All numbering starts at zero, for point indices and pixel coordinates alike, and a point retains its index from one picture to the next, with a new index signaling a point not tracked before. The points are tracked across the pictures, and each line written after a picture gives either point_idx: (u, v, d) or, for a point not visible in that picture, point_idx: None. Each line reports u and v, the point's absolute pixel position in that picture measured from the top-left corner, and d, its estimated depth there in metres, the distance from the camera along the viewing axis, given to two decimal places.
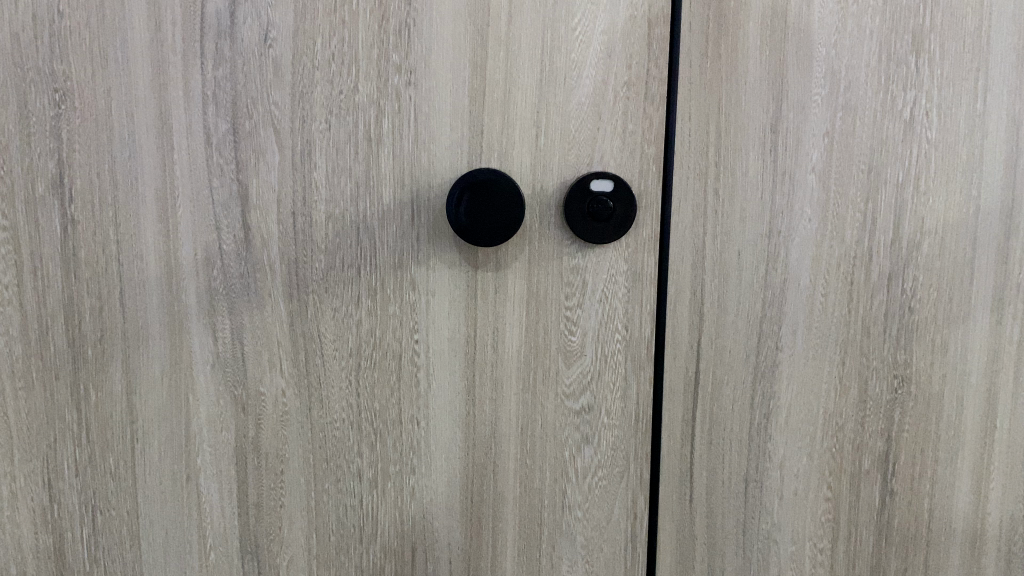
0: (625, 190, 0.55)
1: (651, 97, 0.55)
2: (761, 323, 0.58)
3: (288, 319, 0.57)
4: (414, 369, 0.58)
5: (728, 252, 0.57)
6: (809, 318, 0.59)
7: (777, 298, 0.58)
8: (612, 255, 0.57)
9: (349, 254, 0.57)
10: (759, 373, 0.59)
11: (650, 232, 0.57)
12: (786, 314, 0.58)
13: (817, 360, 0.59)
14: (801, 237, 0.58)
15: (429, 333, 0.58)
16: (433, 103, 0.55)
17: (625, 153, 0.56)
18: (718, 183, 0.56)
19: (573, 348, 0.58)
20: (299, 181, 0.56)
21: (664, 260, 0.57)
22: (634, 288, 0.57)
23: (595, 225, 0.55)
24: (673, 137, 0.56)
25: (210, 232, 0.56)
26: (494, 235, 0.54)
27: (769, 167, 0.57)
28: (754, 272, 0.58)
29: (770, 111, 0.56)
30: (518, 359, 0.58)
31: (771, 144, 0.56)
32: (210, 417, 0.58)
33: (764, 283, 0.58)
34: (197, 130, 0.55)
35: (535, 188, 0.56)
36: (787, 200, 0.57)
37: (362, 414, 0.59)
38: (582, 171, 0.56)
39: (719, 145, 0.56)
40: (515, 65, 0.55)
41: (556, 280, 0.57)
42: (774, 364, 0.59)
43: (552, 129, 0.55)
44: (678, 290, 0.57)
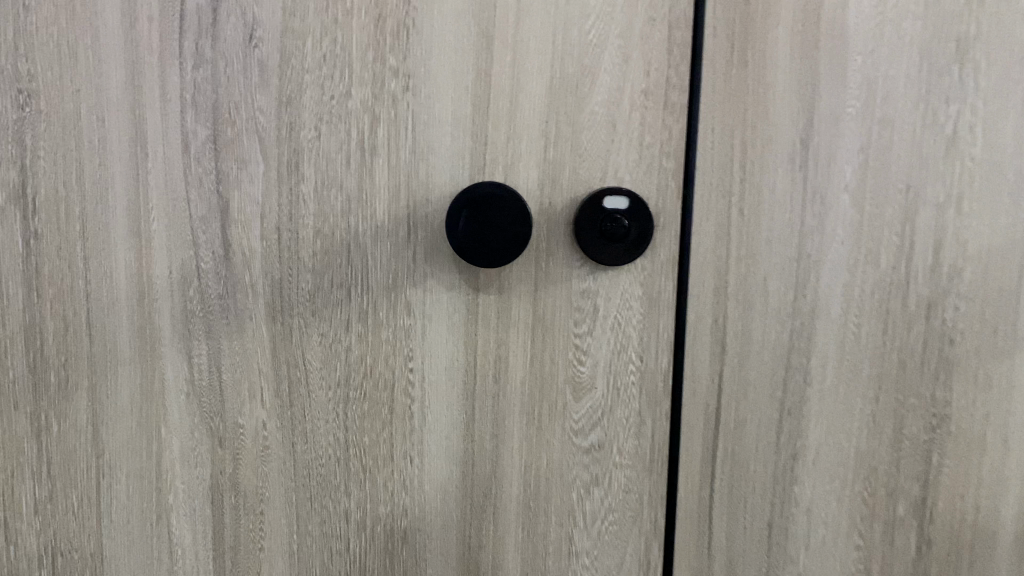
0: (642, 208, 0.51)
1: (672, 107, 0.51)
2: (788, 355, 0.53)
3: (270, 345, 0.52)
4: (407, 402, 0.53)
5: (752, 278, 0.52)
6: (841, 350, 0.54)
7: (806, 328, 0.53)
8: (627, 278, 0.52)
9: (339, 274, 0.52)
10: (786, 408, 0.54)
11: (668, 255, 0.52)
12: (816, 345, 0.54)
13: (849, 395, 0.54)
14: (833, 262, 0.53)
15: (425, 362, 0.53)
16: (433, 110, 0.50)
17: (641, 167, 0.51)
18: (743, 202, 0.52)
19: (582, 380, 0.53)
20: (285, 193, 0.51)
21: (683, 285, 0.52)
22: (649, 315, 0.52)
23: (608, 246, 0.51)
24: (695, 150, 0.51)
25: (187, 249, 0.51)
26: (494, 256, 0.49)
27: (799, 186, 0.52)
28: (781, 299, 0.53)
29: (800, 125, 0.51)
30: (522, 392, 0.53)
31: (800, 160, 0.52)
32: (184, 451, 0.53)
33: (792, 311, 0.53)
34: (174, 137, 0.50)
35: (543, 204, 0.51)
36: (818, 222, 0.52)
37: (350, 450, 0.53)
38: (595, 185, 0.51)
39: (745, 161, 0.51)
40: (523, 70, 0.50)
41: (564, 306, 0.52)
42: (801, 398, 0.54)
43: (563, 141, 0.51)
44: (698, 317, 0.53)
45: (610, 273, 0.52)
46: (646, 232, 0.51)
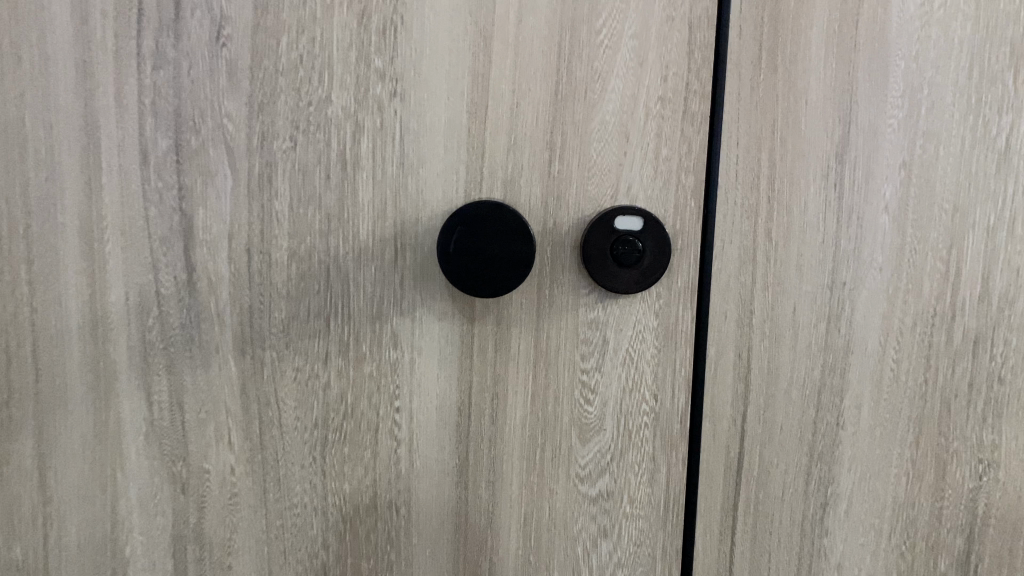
0: (657, 227, 0.45)
1: (692, 116, 0.45)
2: (818, 393, 0.48)
3: (239, 381, 0.47)
4: (393, 445, 0.47)
5: (780, 308, 0.47)
6: (878, 388, 0.48)
7: (840, 363, 0.48)
8: (640, 307, 0.46)
9: (316, 302, 0.46)
10: (817, 452, 0.48)
11: (686, 281, 0.46)
12: (850, 382, 0.48)
13: (886, 438, 0.49)
14: (870, 291, 0.47)
15: (413, 400, 0.47)
16: (424, 118, 0.45)
17: (657, 183, 0.45)
18: (771, 224, 0.46)
19: (589, 421, 0.47)
20: (256, 211, 0.45)
21: (703, 315, 0.47)
22: (665, 348, 0.47)
23: (620, 273, 0.45)
24: (718, 164, 0.45)
25: (146, 272, 0.46)
26: (484, 286, 0.44)
27: (834, 206, 0.46)
28: (812, 332, 0.47)
29: (835, 138, 0.46)
30: (522, 434, 0.47)
31: (835, 177, 0.46)
32: (142, 498, 0.47)
33: (824, 345, 0.48)
34: (131, 147, 0.45)
35: (547, 224, 0.46)
36: (854, 246, 0.47)
37: (329, 498, 0.48)
38: (605, 204, 0.46)
39: (773, 177, 0.46)
40: (526, 74, 0.44)
41: (570, 338, 0.47)
42: (833, 441, 0.48)
43: (570, 154, 0.45)
44: (718, 351, 0.47)
45: (622, 302, 0.46)
46: (664, 257, 0.45)
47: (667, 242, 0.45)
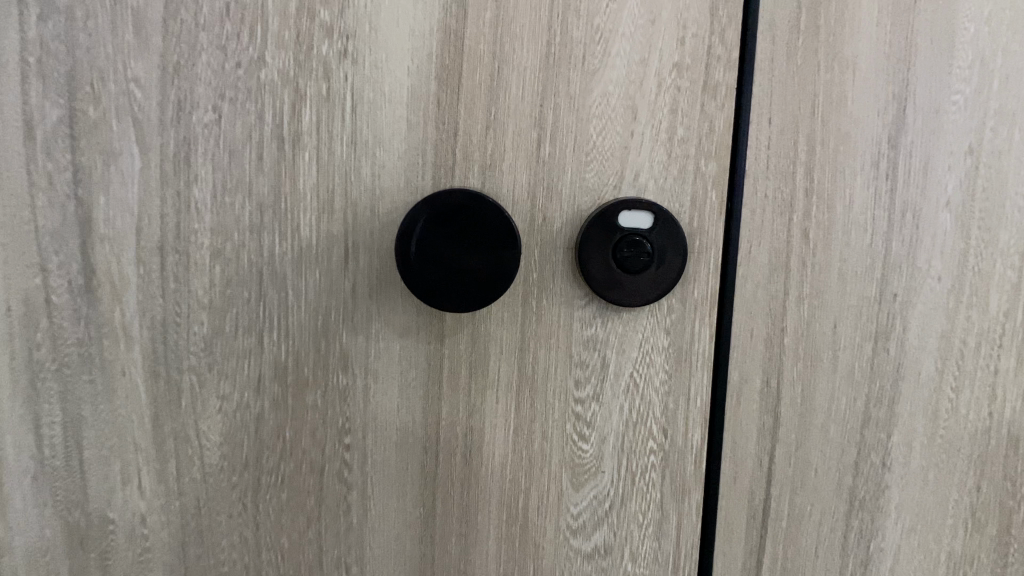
0: (670, 226, 0.36)
1: (715, 88, 0.36)
2: (862, 428, 0.40)
3: (152, 411, 0.38)
4: (342, 490, 0.38)
5: (817, 325, 0.39)
6: (932, 421, 0.40)
7: (888, 392, 0.40)
8: (647, 323, 0.38)
9: (247, 314, 0.37)
10: (858, 498, 0.40)
11: (704, 291, 0.38)
12: (900, 415, 0.40)
13: (940, 481, 0.41)
14: (926, 304, 0.39)
15: (367, 436, 0.38)
16: (382, 86, 0.36)
17: (671, 170, 0.37)
18: (808, 221, 0.38)
19: (584, 462, 0.39)
20: (171, 200, 0.36)
21: (724, 333, 0.38)
22: (678, 373, 0.38)
23: (624, 282, 0.36)
24: (745, 148, 0.37)
25: (32, 275, 0.36)
26: (441, 298, 0.35)
27: (884, 201, 0.38)
28: (856, 354, 0.39)
29: (888, 117, 0.37)
30: (502, 477, 0.39)
31: (886, 165, 0.38)
32: (31, 554, 0.38)
33: (869, 370, 0.39)
34: (13, 118, 0.36)
35: (535, 220, 0.37)
36: (908, 250, 0.38)
37: (263, 555, 0.39)
38: (606, 195, 0.37)
39: (812, 164, 0.37)
40: (509, 33, 0.36)
41: (561, 360, 0.38)
42: (878, 485, 0.40)
43: (565, 133, 0.36)
44: (742, 377, 0.38)
45: (625, 317, 0.38)
46: (678, 260, 0.36)
47: (682, 242, 0.37)
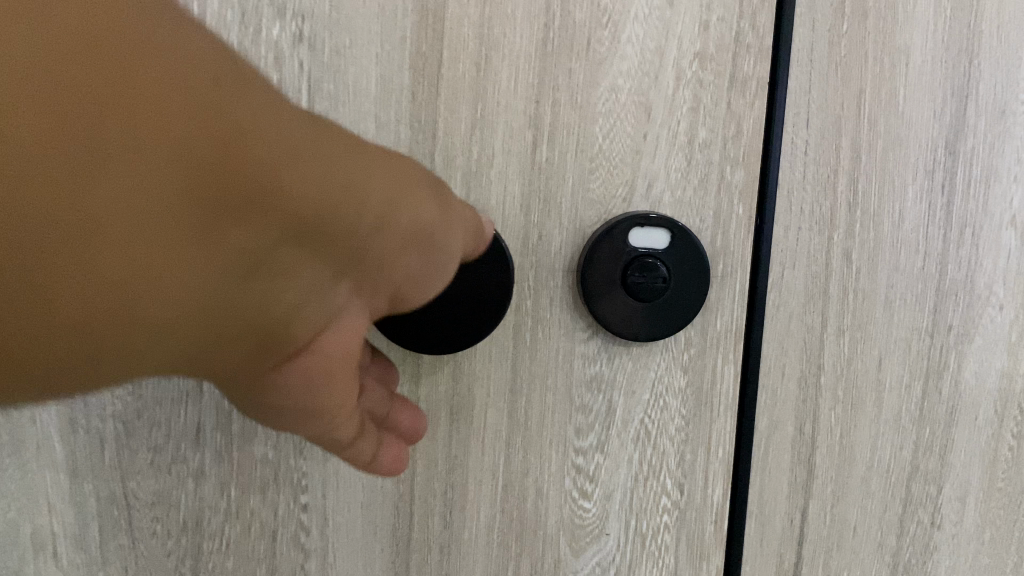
0: (691, 244, 0.30)
1: (743, 82, 0.30)
2: (908, 481, 0.34)
3: (69, 466, 0.31)
4: (300, 556, 0.32)
5: (860, 362, 0.33)
6: (990, 472, 0.34)
7: (941, 439, 0.34)
8: (660, 360, 0.32)
9: None
10: (902, 562, 0.35)
11: (727, 323, 0.32)
12: (953, 465, 0.34)
13: (996, 539, 0.35)
14: (987, 337, 0.33)
15: (328, 493, 0.32)
16: (345, 76, 0.30)
17: (690, 180, 0.31)
18: (851, 240, 0.32)
19: (585, 523, 0.33)
20: None
21: (750, 371, 0.32)
22: (696, 419, 0.32)
23: (635, 311, 0.31)
24: (779, 153, 0.31)
25: None
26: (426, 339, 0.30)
27: (940, 216, 0.32)
28: (903, 395, 0.33)
29: (944, 118, 0.32)
30: (488, 540, 0.33)
31: (942, 174, 0.32)
32: None
33: (919, 414, 0.33)
34: None
35: (529, 239, 0.31)
36: (966, 273, 0.33)
37: None
38: (613, 209, 0.31)
39: (857, 173, 0.32)
40: (499, 14, 0.30)
41: (559, 405, 0.32)
42: (926, 546, 0.35)
43: (565, 135, 0.30)
44: (771, 424, 0.33)
45: (634, 352, 0.32)
46: (699, 287, 0.31)
47: (705, 264, 0.31)
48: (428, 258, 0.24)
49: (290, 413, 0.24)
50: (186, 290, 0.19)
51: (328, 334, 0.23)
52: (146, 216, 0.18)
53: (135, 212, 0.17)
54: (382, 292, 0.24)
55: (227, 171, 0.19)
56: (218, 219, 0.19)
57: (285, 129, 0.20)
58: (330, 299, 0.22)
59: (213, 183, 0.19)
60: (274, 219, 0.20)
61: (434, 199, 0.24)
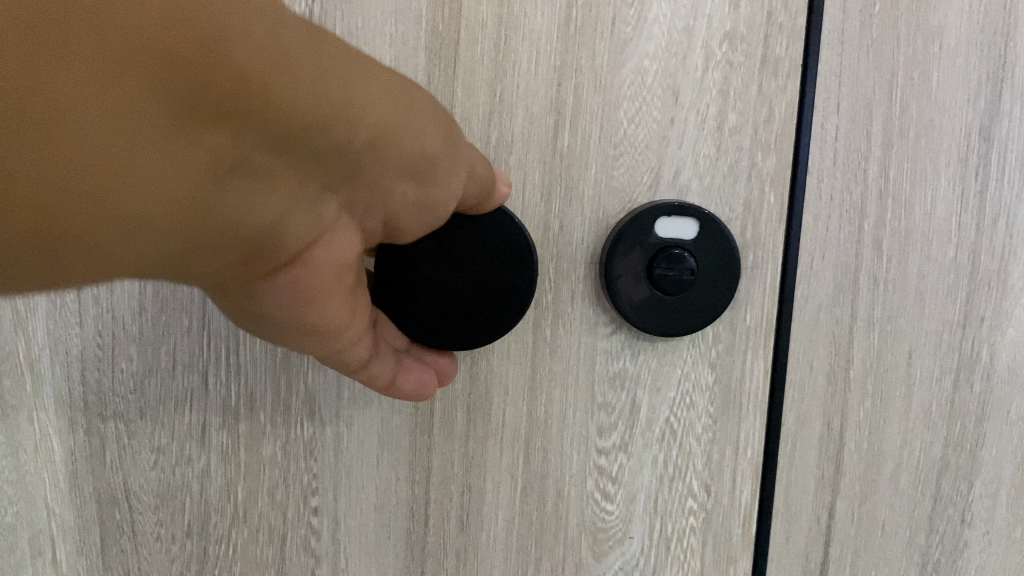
0: (720, 234, 0.29)
1: (776, 64, 0.29)
2: (938, 477, 0.32)
3: (69, 467, 0.30)
4: (310, 561, 0.31)
5: (892, 357, 0.31)
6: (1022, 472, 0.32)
7: (971, 433, 0.32)
8: (687, 356, 0.31)
9: (186, 347, 0.30)
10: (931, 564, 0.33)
11: (756, 317, 0.30)
12: (983, 461, 0.32)
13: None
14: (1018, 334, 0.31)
15: (338, 495, 0.31)
16: None
17: (719, 167, 0.29)
18: (882, 229, 0.30)
19: (606, 526, 0.31)
20: None
21: (781, 367, 0.31)
22: (724, 417, 0.31)
23: (663, 305, 0.29)
24: (813, 138, 0.29)
25: None
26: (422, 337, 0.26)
27: (972, 204, 0.31)
28: (933, 390, 0.32)
29: (980, 101, 0.30)
30: (507, 543, 0.31)
31: (978, 159, 0.30)
32: None
33: (950, 410, 0.32)
34: None
35: (550, 229, 0.29)
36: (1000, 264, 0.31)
37: None
38: (637, 197, 0.29)
39: (888, 158, 0.30)
40: None
41: (581, 402, 0.31)
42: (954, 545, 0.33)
43: (587, 120, 0.29)
44: (802, 422, 0.31)
45: (658, 348, 0.30)
46: (728, 281, 0.29)
47: (734, 257, 0.29)
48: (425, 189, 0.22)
49: (275, 328, 0.22)
50: (144, 217, 0.17)
51: (321, 248, 0.20)
52: (99, 147, 0.16)
53: (98, 151, 0.16)
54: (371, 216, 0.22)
55: (207, 70, 0.17)
56: (194, 125, 0.17)
57: (270, 29, 0.18)
58: (315, 218, 0.20)
59: (172, 96, 0.16)
60: (258, 126, 0.18)
61: (441, 128, 0.22)
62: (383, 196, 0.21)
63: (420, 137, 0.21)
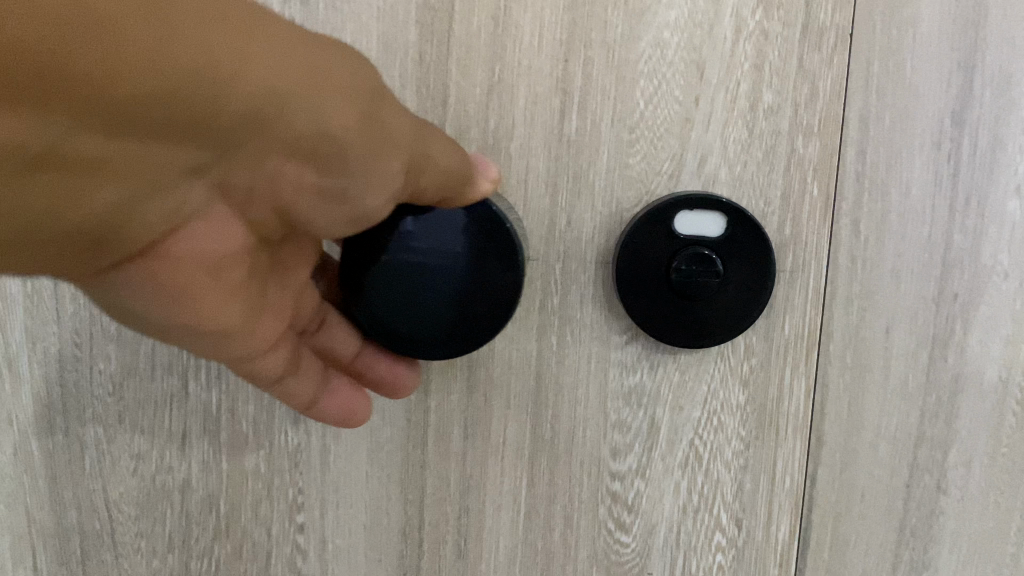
0: (753, 233, 0.25)
1: (821, 34, 0.25)
2: (903, 457, 0.27)
3: (48, 472, 0.28)
4: None
5: (954, 376, 0.26)
6: (995, 446, 0.27)
7: (962, 420, 0.27)
8: (715, 372, 0.27)
9: (165, 349, 0.28)
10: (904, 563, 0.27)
11: (795, 329, 0.26)
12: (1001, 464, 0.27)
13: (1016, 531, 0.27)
14: (993, 301, 0.26)
15: (326, 514, 0.28)
16: (342, 34, 0.25)
17: (753, 154, 0.25)
18: (934, 230, 0.26)
19: (621, 559, 0.28)
20: None
21: (825, 387, 0.27)
22: (758, 442, 0.27)
23: (683, 313, 0.26)
24: (859, 122, 0.25)
25: None
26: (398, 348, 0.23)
27: (947, 149, 0.25)
28: (923, 375, 0.26)
29: (964, 28, 0.25)
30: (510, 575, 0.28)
31: (974, 111, 0.25)
32: None
33: (914, 381, 0.26)
34: None
35: (556, 224, 0.26)
36: (976, 217, 0.26)
37: None
38: (656, 189, 0.26)
39: (881, 111, 0.25)
40: None
41: (592, 420, 0.27)
42: (927, 539, 0.27)
43: (598, 100, 0.25)
44: (847, 450, 0.27)
45: (680, 361, 0.27)
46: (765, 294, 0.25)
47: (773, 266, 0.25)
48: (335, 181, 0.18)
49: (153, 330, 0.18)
50: None
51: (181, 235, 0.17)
52: None
53: None
54: (268, 209, 0.18)
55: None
56: None
57: None
58: (175, 201, 0.16)
59: None
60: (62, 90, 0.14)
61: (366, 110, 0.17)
62: (273, 184, 0.17)
63: (318, 115, 0.17)
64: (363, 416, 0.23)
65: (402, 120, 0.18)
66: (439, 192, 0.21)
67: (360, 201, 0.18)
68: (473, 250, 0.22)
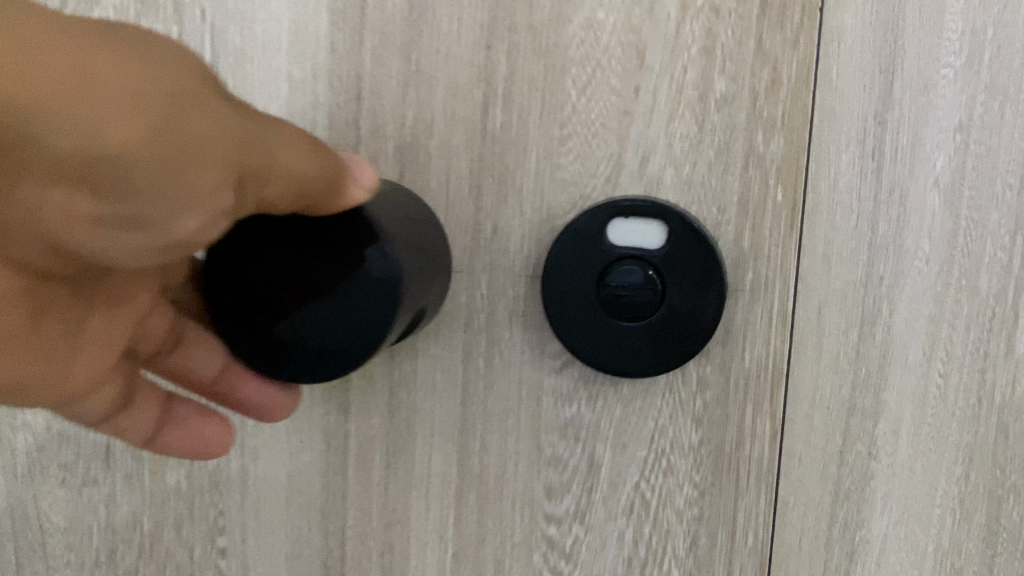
0: (696, 248, 0.22)
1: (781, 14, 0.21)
2: (823, 439, 0.23)
3: None
4: None
5: (906, 401, 0.23)
6: (920, 416, 0.23)
7: (911, 454, 0.23)
8: (664, 405, 0.23)
9: None
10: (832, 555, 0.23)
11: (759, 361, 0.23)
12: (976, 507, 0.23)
13: (956, 525, 0.23)
14: (912, 283, 0.22)
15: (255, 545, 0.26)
16: (252, 24, 0.23)
17: (703, 153, 0.22)
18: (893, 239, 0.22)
19: None
20: None
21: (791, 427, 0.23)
22: (714, 487, 0.23)
23: (620, 336, 0.22)
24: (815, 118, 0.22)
25: None
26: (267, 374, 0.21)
27: (868, 147, 0.22)
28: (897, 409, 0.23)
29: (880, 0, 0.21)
30: None
31: (892, 107, 0.22)
32: None
33: (836, 359, 0.23)
34: None
35: (480, 233, 0.23)
36: (898, 200, 0.22)
37: None
38: (591, 192, 0.22)
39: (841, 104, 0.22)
40: None
41: (523, 453, 0.24)
42: (858, 542, 0.23)
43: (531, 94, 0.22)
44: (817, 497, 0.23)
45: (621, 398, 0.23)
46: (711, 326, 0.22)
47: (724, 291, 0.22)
48: (125, 207, 0.14)
49: None
50: None
51: None
52: None
53: None
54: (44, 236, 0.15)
55: None
56: None
57: None
58: None
59: None
60: None
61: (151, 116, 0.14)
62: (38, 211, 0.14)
63: (72, 129, 0.13)
64: (209, 449, 0.21)
65: (214, 128, 0.15)
66: (292, 197, 0.18)
67: (165, 225, 0.15)
68: (340, 264, 0.19)
